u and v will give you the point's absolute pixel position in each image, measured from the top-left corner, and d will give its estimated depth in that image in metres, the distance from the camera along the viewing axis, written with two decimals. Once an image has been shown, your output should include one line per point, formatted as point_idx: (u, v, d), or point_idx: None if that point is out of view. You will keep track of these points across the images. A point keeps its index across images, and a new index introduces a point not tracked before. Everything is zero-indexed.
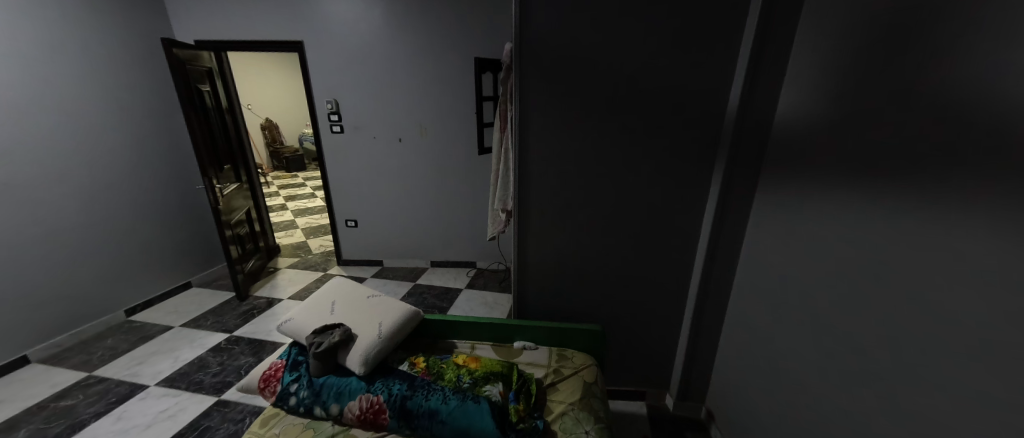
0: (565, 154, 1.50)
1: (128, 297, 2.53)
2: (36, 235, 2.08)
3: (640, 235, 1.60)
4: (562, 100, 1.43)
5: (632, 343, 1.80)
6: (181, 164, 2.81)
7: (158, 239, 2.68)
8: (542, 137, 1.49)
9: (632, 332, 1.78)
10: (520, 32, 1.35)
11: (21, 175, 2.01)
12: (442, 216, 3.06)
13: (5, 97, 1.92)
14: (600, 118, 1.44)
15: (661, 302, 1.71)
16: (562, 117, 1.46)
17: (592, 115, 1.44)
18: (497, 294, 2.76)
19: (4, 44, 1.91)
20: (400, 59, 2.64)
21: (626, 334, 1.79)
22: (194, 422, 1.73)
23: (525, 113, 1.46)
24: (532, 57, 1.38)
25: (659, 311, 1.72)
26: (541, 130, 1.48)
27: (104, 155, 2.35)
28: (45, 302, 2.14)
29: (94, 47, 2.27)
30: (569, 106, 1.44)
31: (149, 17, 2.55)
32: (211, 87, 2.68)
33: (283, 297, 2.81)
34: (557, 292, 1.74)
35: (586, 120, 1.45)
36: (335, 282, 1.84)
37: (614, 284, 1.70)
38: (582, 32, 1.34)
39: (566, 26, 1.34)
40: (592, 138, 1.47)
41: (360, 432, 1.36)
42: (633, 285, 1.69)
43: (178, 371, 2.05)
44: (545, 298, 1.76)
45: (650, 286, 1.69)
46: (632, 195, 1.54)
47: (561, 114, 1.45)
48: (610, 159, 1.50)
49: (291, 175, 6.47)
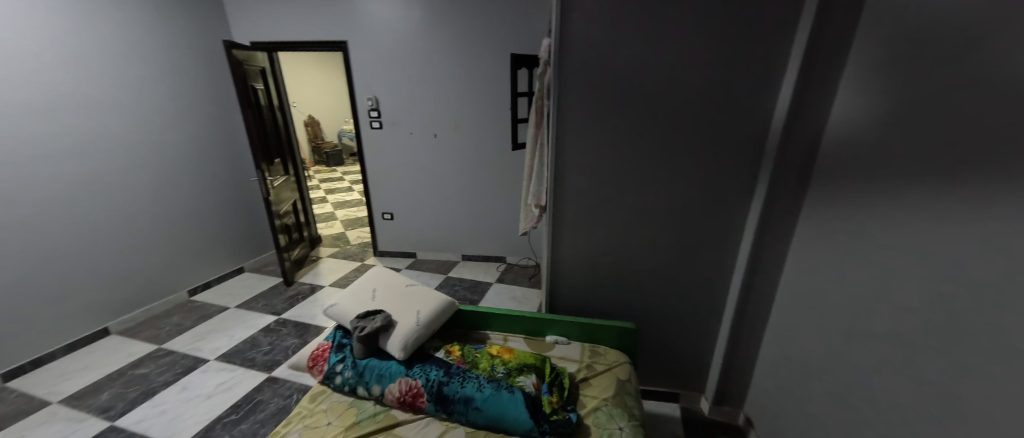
0: (600, 148, 1.49)
1: (191, 279, 2.79)
2: (116, 220, 2.34)
3: (678, 233, 1.57)
4: (601, 94, 1.42)
5: (666, 344, 1.77)
6: (236, 158, 3.04)
7: (215, 227, 2.92)
8: (577, 133, 1.49)
9: (666, 332, 1.75)
10: (560, 26, 1.35)
11: (103, 164, 2.26)
12: (474, 210, 3.11)
13: (90, 96, 2.18)
14: (637, 113, 1.42)
15: (698, 303, 1.67)
16: (601, 112, 1.44)
17: (631, 110, 1.42)
18: (527, 289, 2.78)
19: (90, 48, 2.16)
20: (436, 56, 2.70)
21: (660, 334, 1.76)
22: (247, 395, 1.89)
23: (563, 108, 1.46)
24: (571, 51, 1.38)
25: (696, 312, 1.68)
26: (578, 125, 1.47)
27: (171, 148, 2.59)
28: (123, 281, 2.41)
29: (162, 50, 2.49)
30: (607, 101, 1.43)
31: (211, 22, 2.77)
32: (264, 85, 2.87)
33: (324, 284, 2.98)
34: (590, 289, 1.74)
35: (622, 115, 1.43)
36: (375, 270, 1.93)
37: (649, 282, 1.67)
38: (620, 25, 1.32)
39: (607, 19, 1.33)
40: (628, 134, 1.45)
41: (400, 414, 1.43)
42: (669, 285, 1.66)
43: (234, 349, 2.24)
44: (577, 295, 1.76)
45: (687, 286, 1.65)
46: (671, 192, 1.51)
47: (599, 109, 1.44)
48: (649, 154, 1.47)
49: (331, 170, 6.78)
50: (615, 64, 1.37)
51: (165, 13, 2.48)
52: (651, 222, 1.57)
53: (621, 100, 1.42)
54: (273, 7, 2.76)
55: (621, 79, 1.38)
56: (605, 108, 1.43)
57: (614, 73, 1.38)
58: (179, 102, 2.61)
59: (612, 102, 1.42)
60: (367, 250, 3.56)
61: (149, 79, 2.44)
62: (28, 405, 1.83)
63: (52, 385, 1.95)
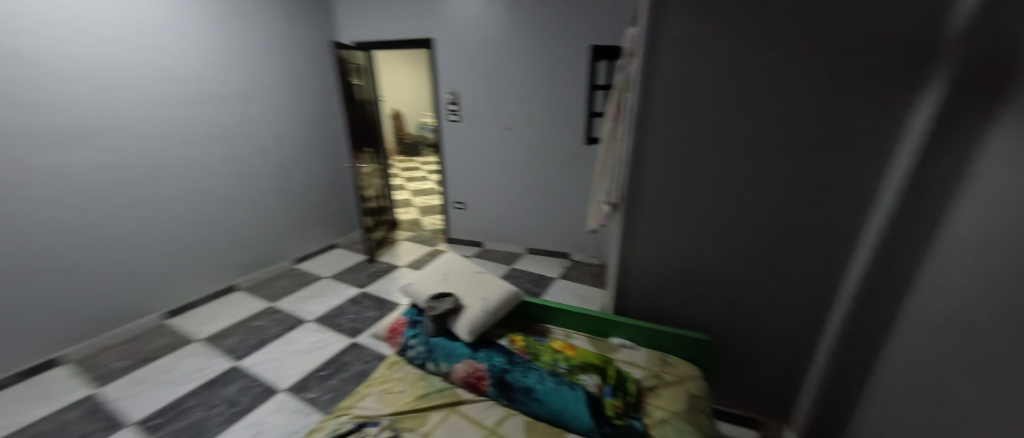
0: (684, 142, 1.39)
1: (295, 250, 3.21)
2: (245, 196, 2.77)
3: (771, 241, 1.42)
4: (693, 86, 1.32)
5: (745, 364, 1.61)
6: (335, 146, 3.40)
7: (315, 206, 3.32)
8: (660, 127, 1.40)
9: (746, 350, 1.59)
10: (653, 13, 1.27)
11: (240, 149, 2.69)
12: (543, 204, 3.11)
13: (235, 90, 2.59)
14: (731, 107, 1.30)
15: (789, 321, 1.49)
16: (690, 106, 1.34)
17: (726, 103, 1.30)
18: (592, 288, 2.72)
19: (237, 51, 2.56)
20: (515, 50, 2.73)
21: (739, 352, 1.61)
22: (334, 356, 2.14)
23: (648, 100, 1.38)
24: (663, 40, 1.29)
25: (785, 331, 1.51)
26: (663, 119, 1.38)
27: (288, 136, 2.99)
28: (248, 247, 2.86)
29: (285, 50, 2.86)
30: (699, 94, 1.32)
31: (322, 24, 3.11)
32: (361, 80, 3.16)
33: (400, 265, 3.22)
34: (662, 294, 1.64)
35: (713, 108, 1.32)
36: (448, 255, 2.04)
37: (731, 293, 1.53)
38: (720, 10, 1.21)
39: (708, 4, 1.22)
40: (718, 130, 1.34)
41: (465, 393, 1.50)
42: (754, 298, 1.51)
43: (326, 314, 2.53)
44: (647, 299, 1.68)
45: (777, 301, 1.48)
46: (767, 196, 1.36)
47: (689, 102, 1.34)
48: (743, 153, 1.34)
49: (410, 160, 7.27)
50: (710, 54, 1.27)
51: (289, 18, 2.85)
52: (738, 228, 1.44)
53: (713, 92, 1.30)
54: (371, 8, 3.01)
55: (716, 70, 1.28)
56: (693, 101, 1.33)
57: (707, 64, 1.28)
58: (293, 95, 2.99)
59: (702, 95, 1.32)
60: (439, 237, 3.76)
61: (275, 76, 2.83)
62: (180, 340, 2.28)
63: (195, 326, 2.40)
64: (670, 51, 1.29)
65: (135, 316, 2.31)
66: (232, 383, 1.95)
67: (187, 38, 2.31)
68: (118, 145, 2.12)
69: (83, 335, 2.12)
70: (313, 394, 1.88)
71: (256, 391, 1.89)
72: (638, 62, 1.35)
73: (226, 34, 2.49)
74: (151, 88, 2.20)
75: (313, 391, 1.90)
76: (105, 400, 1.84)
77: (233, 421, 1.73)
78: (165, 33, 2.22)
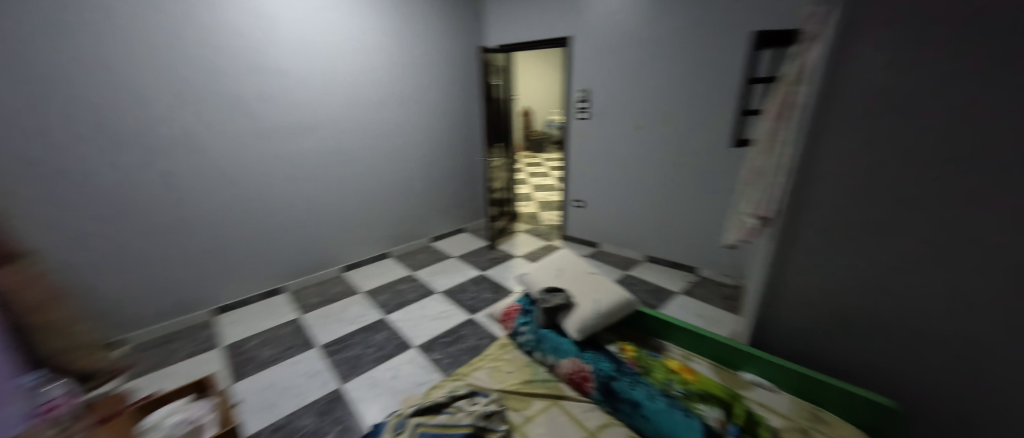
0: (870, 160, 1.29)
1: (432, 229, 3.68)
2: (400, 180, 3.28)
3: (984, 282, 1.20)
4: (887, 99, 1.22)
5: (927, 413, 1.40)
6: (473, 140, 3.74)
7: (451, 193, 3.73)
8: (839, 143, 1.33)
9: (930, 399, 1.39)
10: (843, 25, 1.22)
11: (400, 141, 3.18)
12: (671, 210, 2.86)
13: (403, 91, 3.08)
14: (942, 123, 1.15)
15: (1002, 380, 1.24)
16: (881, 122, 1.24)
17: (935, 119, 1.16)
18: (719, 310, 2.40)
19: (406, 58, 3.03)
20: (658, 44, 2.56)
21: (920, 399, 1.40)
22: (454, 327, 2.39)
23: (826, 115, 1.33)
24: (852, 53, 1.24)
25: (995, 390, 1.26)
26: (843, 134, 1.32)
27: (437, 131, 3.42)
28: (398, 223, 3.39)
29: (441, 55, 3.25)
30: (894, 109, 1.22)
31: (473, 29, 3.42)
32: (500, 80, 3.40)
33: (516, 254, 3.39)
34: (819, 318, 1.55)
35: (916, 125, 1.19)
36: (563, 252, 2.05)
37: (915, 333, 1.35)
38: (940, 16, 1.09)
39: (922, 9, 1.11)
40: (918, 150, 1.21)
41: (567, 389, 1.51)
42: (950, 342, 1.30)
43: (451, 289, 2.84)
44: (800, 321, 1.60)
45: (984, 352, 1.25)
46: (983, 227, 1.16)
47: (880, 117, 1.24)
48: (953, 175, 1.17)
49: (535, 155, 7.50)
50: (917, 68, 1.16)
51: (447, 26, 3.22)
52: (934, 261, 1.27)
53: (894, 88, 1.20)
54: (516, 11, 3.14)
55: (924, 85, 1.15)
56: (865, 98, 1.25)
57: (911, 78, 1.17)
58: (444, 95, 3.37)
59: (880, 91, 1.22)
60: (556, 232, 3.82)
61: (433, 78, 3.25)
62: (347, 290, 2.86)
63: (357, 282, 2.98)
64: (851, 41, 1.23)
65: (321, 267, 2.99)
66: (378, 332, 2.37)
67: (372, 50, 2.83)
68: (322, 136, 2.73)
69: (291, 276, 2.84)
70: (436, 356, 2.14)
71: (394, 343, 2.25)
72: (803, 45, 1.35)
73: (400, 45, 2.96)
74: (346, 91, 2.77)
75: (436, 354, 2.16)
76: (299, 325, 2.44)
77: (377, 362, 2.10)
78: (359, 47, 2.75)
